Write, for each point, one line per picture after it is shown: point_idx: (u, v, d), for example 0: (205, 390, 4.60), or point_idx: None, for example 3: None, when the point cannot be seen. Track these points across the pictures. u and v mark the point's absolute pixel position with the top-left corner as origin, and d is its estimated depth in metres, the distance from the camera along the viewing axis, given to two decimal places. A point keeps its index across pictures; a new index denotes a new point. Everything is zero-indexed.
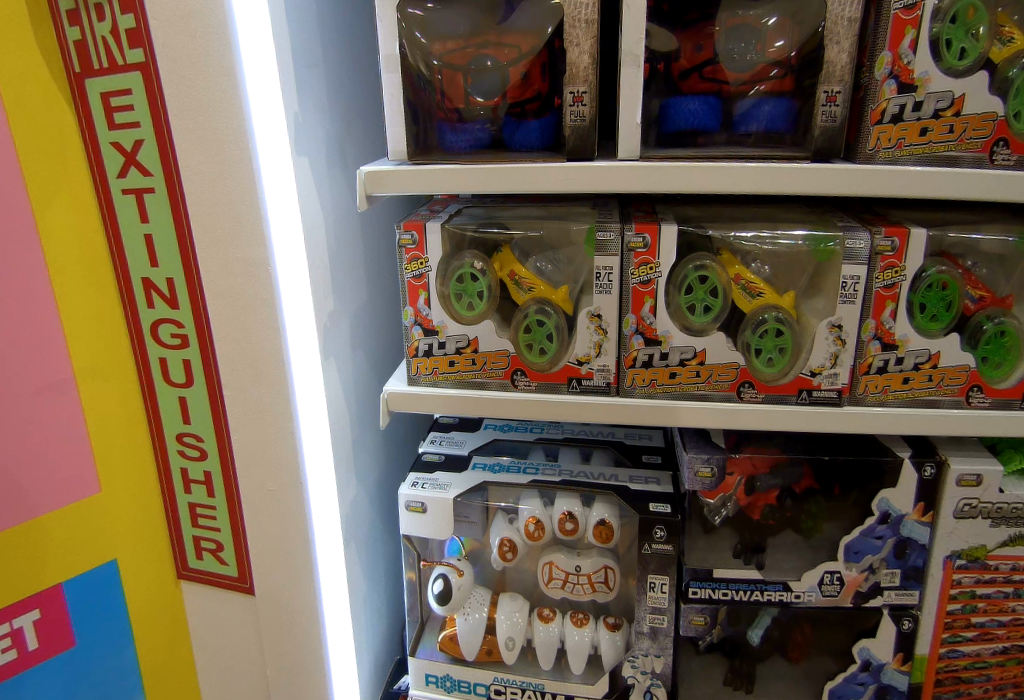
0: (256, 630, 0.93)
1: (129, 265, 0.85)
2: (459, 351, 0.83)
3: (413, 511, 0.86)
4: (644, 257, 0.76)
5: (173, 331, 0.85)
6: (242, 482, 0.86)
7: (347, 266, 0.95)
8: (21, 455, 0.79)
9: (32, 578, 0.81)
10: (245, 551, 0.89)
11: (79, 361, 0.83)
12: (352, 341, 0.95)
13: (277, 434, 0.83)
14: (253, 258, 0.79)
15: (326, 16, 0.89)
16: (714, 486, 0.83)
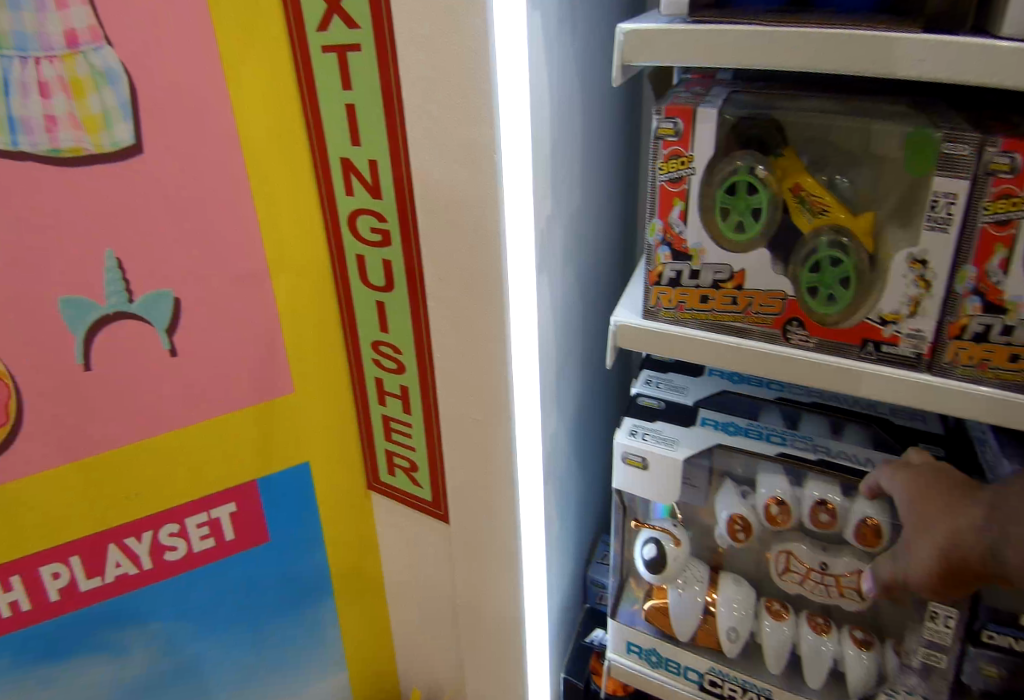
0: (448, 557, 0.90)
1: (327, 142, 0.73)
2: (716, 285, 0.62)
3: (632, 464, 0.72)
4: (1008, 185, 0.48)
5: (373, 225, 0.73)
6: (442, 405, 0.77)
7: (569, 162, 0.76)
8: (208, 346, 0.76)
9: (226, 471, 0.81)
10: (440, 476, 0.83)
11: (274, 252, 0.76)
12: (564, 254, 0.78)
13: (486, 360, 0.71)
14: (470, 141, 0.62)
15: None
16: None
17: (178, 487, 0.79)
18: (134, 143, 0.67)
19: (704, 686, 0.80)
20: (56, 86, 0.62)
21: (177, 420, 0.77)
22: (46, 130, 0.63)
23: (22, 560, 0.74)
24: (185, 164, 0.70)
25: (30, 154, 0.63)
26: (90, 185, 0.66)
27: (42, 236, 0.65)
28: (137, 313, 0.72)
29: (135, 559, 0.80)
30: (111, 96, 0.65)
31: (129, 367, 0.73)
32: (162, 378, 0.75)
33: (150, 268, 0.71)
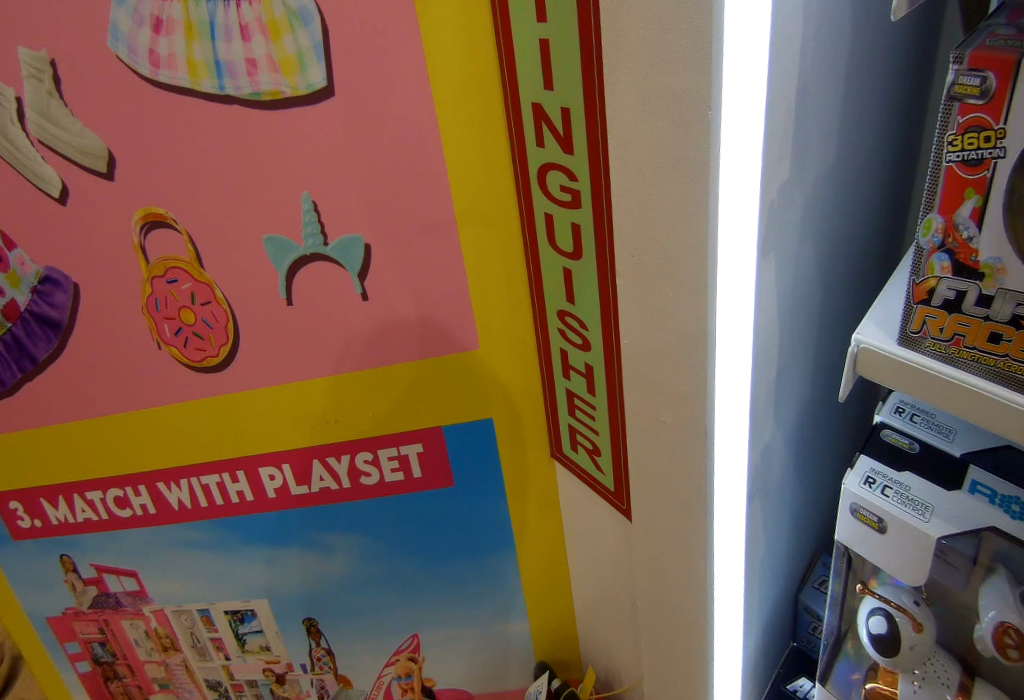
0: (628, 552, 0.84)
1: (519, 84, 0.64)
2: (1015, 322, 0.44)
3: (864, 520, 0.58)
4: None
5: (563, 183, 0.65)
6: (628, 393, 0.70)
7: (820, 118, 0.60)
8: (396, 293, 0.77)
9: (416, 414, 0.85)
10: (623, 465, 0.77)
11: (462, 204, 0.72)
12: (801, 232, 0.64)
13: (680, 359, 0.61)
14: (677, 106, 0.49)
15: None
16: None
17: (372, 421, 0.87)
18: (326, 85, 0.67)
19: None
20: (255, 28, 0.65)
21: (367, 358, 0.81)
22: (247, 74, 0.67)
23: (246, 459, 0.90)
24: (374, 109, 0.68)
25: (236, 96, 0.68)
26: (288, 128, 0.69)
27: (258, 180, 0.72)
28: (332, 256, 0.76)
29: (335, 476, 0.90)
30: (305, 37, 0.65)
31: (328, 304, 0.78)
32: (356, 318, 0.79)
33: (344, 214, 0.73)
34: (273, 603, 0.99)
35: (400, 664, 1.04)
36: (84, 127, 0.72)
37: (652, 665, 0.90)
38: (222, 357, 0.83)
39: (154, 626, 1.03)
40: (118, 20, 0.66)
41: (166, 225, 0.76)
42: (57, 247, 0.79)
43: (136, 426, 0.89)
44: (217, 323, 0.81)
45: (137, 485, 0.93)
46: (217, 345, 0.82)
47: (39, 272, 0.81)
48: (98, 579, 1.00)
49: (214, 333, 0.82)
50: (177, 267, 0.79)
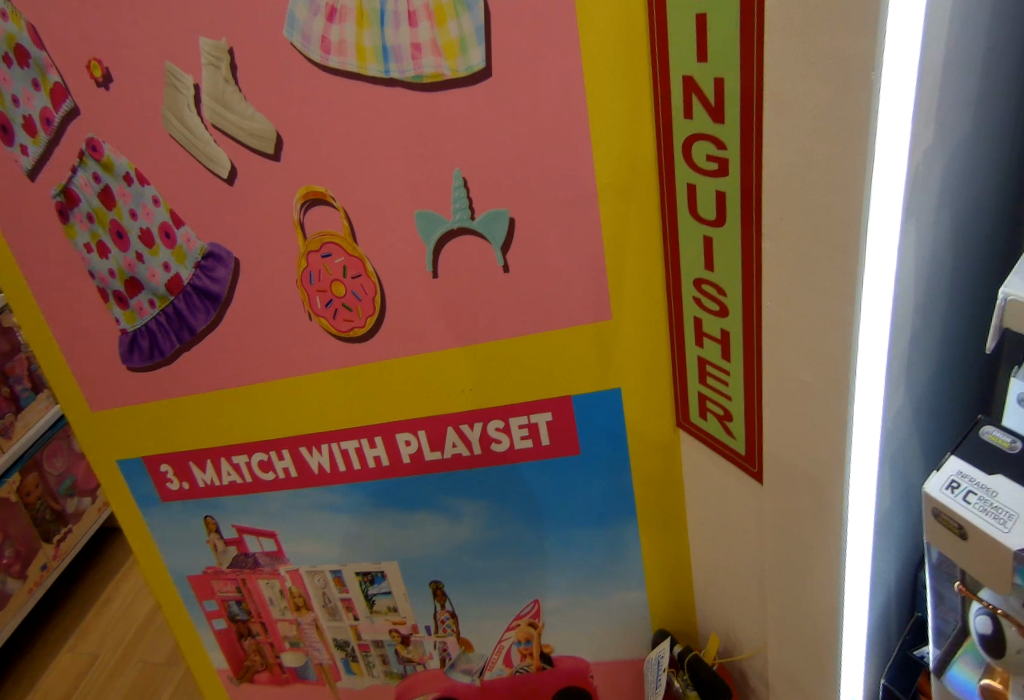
0: (756, 515, 0.87)
1: (673, 59, 0.69)
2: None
3: (948, 527, 0.58)
4: None
5: (710, 152, 0.70)
6: (766, 354, 0.74)
7: (962, 82, 0.62)
8: (536, 263, 0.83)
9: (548, 383, 0.91)
10: (757, 428, 0.80)
11: (603, 177, 0.78)
12: (940, 194, 0.66)
13: (829, 317, 0.64)
14: (844, 58, 0.53)
15: None
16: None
17: (505, 389, 0.92)
18: (484, 67, 0.73)
19: None
20: (422, 15, 0.72)
21: (508, 325, 0.88)
22: (412, 58, 0.74)
23: (387, 424, 0.97)
24: (528, 88, 0.74)
25: (399, 79, 0.75)
26: (447, 108, 0.76)
27: (415, 158, 0.79)
28: (479, 229, 0.82)
29: (468, 442, 0.97)
30: (468, 21, 0.72)
31: (471, 276, 0.85)
32: (497, 287, 0.85)
33: (492, 191, 0.80)
34: (402, 567, 1.06)
35: (520, 628, 1.09)
36: (256, 111, 0.80)
37: (779, 629, 0.92)
38: (368, 327, 0.90)
39: (289, 585, 1.11)
40: (295, 11, 0.74)
41: (326, 203, 0.83)
42: (226, 226, 0.87)
43: (284, 395, 0.97)
44: (366, 296, 0.88)
45: (281, 449, 1.01)
46: (365, 317, 0.89)
47: (203, 249, 0.89)
48: (239, 540, 1.09)
49: (363, 305, 0.89)
50: (332, 243, 0.86)
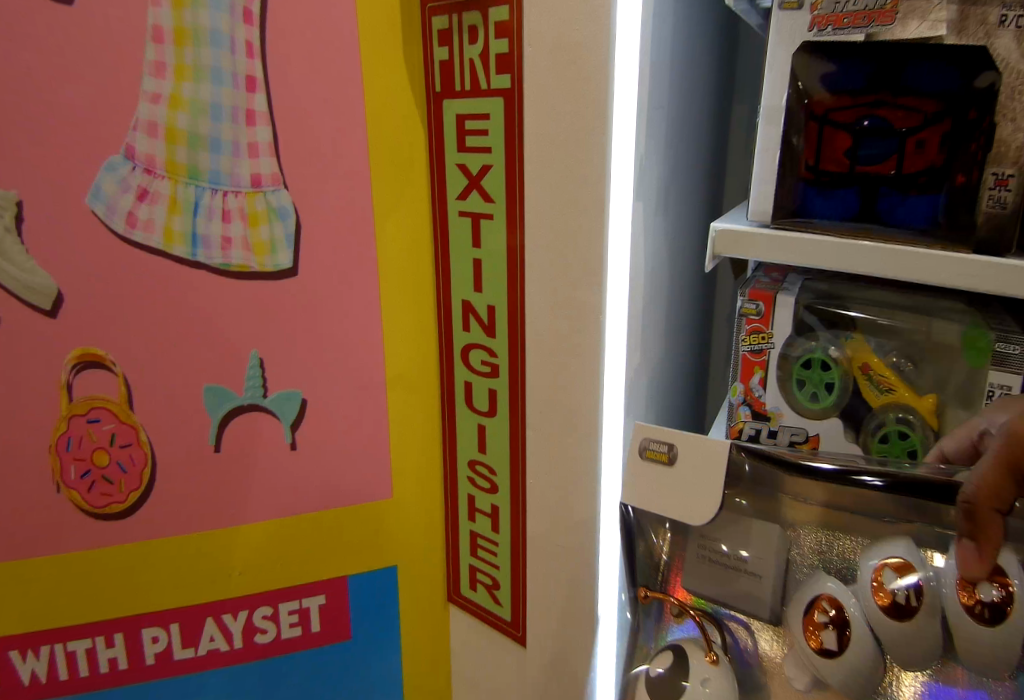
0: (518, 673, 0.98)
1: (454, 287, 0.88)
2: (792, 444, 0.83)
3: (654, 457, 0.73)
4: (757, 324, 0.82)
5: (484, 358, 0.88)
6: (530, 526, 0.89)
7: (654, 321, 0.89)
8: (323, 443, 0.88)
9: (324, 566, 0.92)
10: (521, 597, 0.93)
11: (392, 369, 0.89)
12: (647, 398, 0.91)
13: (578, 492, 0.82)
14: (584, 301, 0.76)
15: (677, 60, 0.85)
16: (981, 568, 0.59)
17: (278, 572, 0.91)
18: (291, 267, 0.83)
19: None
20: (236, 214, 0.81)
21: (288, 502, 0.89)
22: (221, 248, 0.81)
23: (131, 619, 0.87)
24: (331, 289, 0.85)
25: (206, 263, 0.81)
26: (252, 297, 0.83)
27: (213, 336, 0.82)
28: (270, 407, 0.86)
29: (228, 636, 0.91)
30: (279, 228, 0.82)
31: (256, 450, 0.87)
32: (281, 464, 0.88)
33: (289, 373, 0.86)
34: None
35: None
36: (38, 267, 0.76)
37: None
38: (129, 503, 0.84)
39: None
40: (103, 184, 0.76)
41: (103, 367, 0.80)
42: None
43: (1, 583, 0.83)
44: (133, 468, 0.83)
45: None
46: (126, 492, 0.84)
47: None
48: None
49: (127, 478, 0.83)
50: (103, 408, 0.81)
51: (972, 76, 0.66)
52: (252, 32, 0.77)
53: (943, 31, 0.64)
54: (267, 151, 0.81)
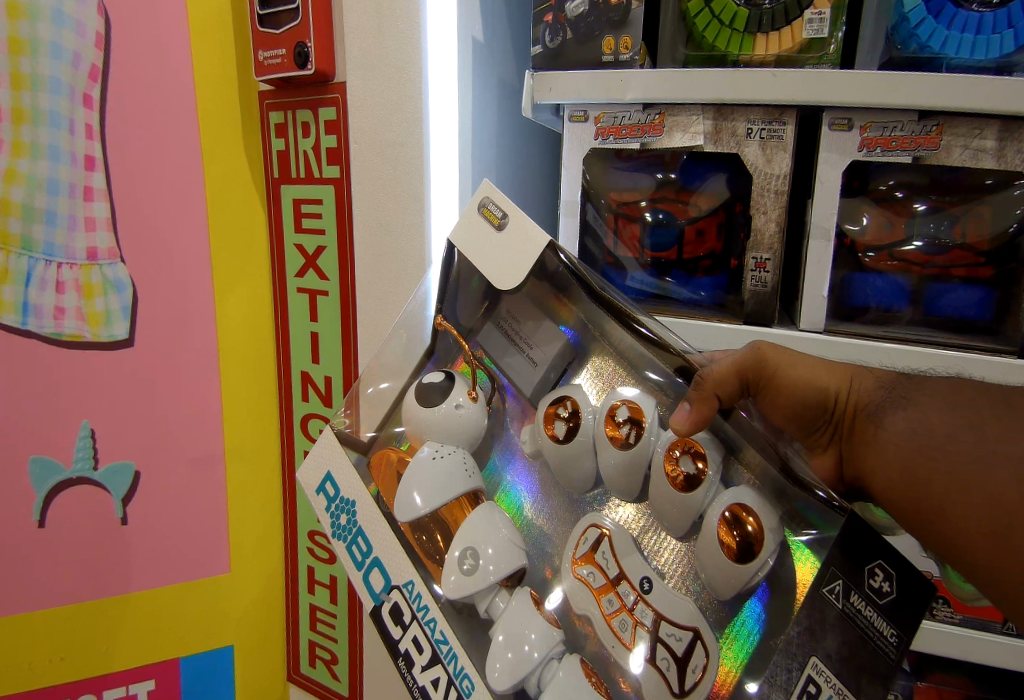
0: None
1: (292, 357, 0.93)
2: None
3: (490, 220, 0.63)
4: None
5: (320, 427, 0.92)
6: None
7: None
8: (157, 516, 0.86)
9: (155, 648, 0.88)
10: (359, 670, 0.93)
11: (231, 440, 0.90)
12: None
13: None
14: None
15: (504, 159, 0.99)
16: (690, 426, 0.54)
17: (103, 657, 0.86)
18: (126, 337, 0.83)
19: (387, 595, 0.60)
20: (71, 286, 0.81)
21: (115, 582, 0.85)
22: (54, 317, 0.80)
23: None
24: (170, 360, 0.86)
25: (37, 332, 0.80)
26: (82, 369, 0.82)
27: (37, 406, 0.80)
28: (99, 480, 0.83)
29: None
30: (115, 300, 0.83)
31: (80, 526, 0.83)
32: (109, 543, 0.84)
33: (120, 443, 0.84)
34: None
35: None
36: None
37: None
38: None
39: None
40: None
41: None
42: None
43: None
44: None
45: None
46: None
47: None
48: None
49: None
50: None
51: (741, 177, 0.78)
52: (92, 115, 0.79)
53: (701, 141, 0.75)
54: (105, 226, 0.82)
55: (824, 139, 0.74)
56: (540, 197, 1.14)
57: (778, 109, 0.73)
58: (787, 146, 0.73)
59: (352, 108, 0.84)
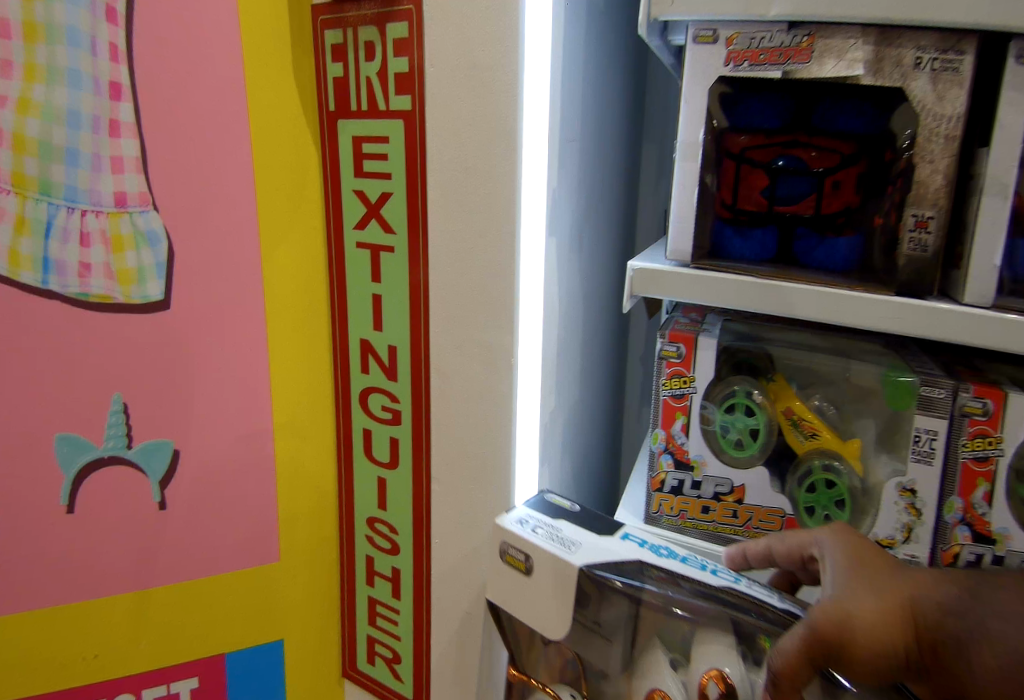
0: None
1: (351, 322, 0.80)
2: (716, 497, 0.70)
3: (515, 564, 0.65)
4: (677, 368, 0.68)
5: (386, 404, 0.79)
6: (437, 592, 0.79)
7: (569, 361, 0.85)
8: (197, 500, 0.76)
9: (198, 642, 0.79)
10: (424, 668, 0.82)
11: (280, 415, 0.79)
12: (563, 443, 0.86)
13: (471, 552, 0.76)
14: (493, 341, 0.70)
15: (588, 85, 0.80)
16: (795, 672, 0.50)
17: (140, 654, 0.77)
18: (162, 299, 0.72)
19: None
20: (97, 238, 0.70)
21: (151, 572, 0.76)
22: (78, 275, 0.69)
23: None
24: (210, 324, 0.74)
25: (59, 293, 0.69)
26: (112, 334, 0.71)
27: (56, 378, 0.69)
28: (132, 459, 0.73)
29: None
30: (149, 256, 0.72)
31: (112, 513, 0.73)
32: (144, 530, 0.75)
33: (156, 418, 0.74)
34: None
35: None
36: None
37: None
38: None
39: None
40: None
41: None
42: None
43: None
44: None
45: None
46: None
47: None
48: None
49: None
50: None
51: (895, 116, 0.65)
52: (117, 34, 0.67)
53: (859, 71, 0.62)
54: (134, 167, 0.70)
55: (1009, 74, 0.60)
56: (620, 152, 0.99)
57: (958, 33, 0.59)
58: (965, 81, 0.60)
59: (426, 22, 0.68)
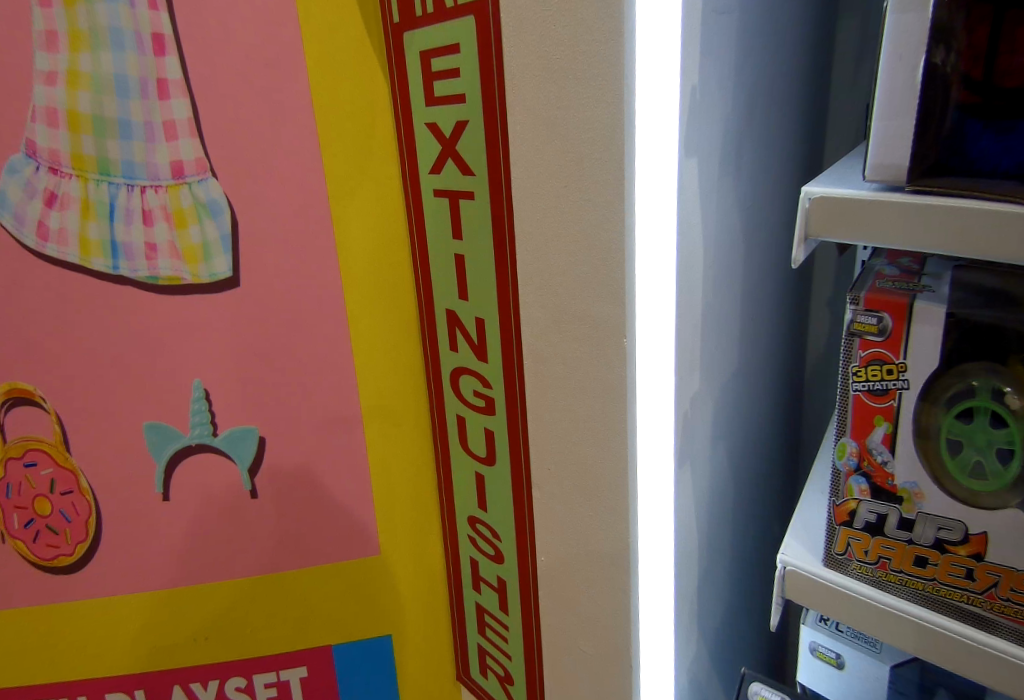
0: None
1: (434, 289, 0.66)
2: (939, 545, 0.45)
3: None
4: (878, 350, 0.44)
5: (477, 388, 0.66)
6: (546, 619, 0.65)
7: (723, 329, 0.63)
8: (290, 492, 0.70)
9: (305, 632, 0.75)
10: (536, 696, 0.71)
11: (368, 399, 0.69)
12: (715, 435, 0.64)
13: (584, 583, 0.59)
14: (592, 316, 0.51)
15: None
16: None
17: (251, 640, 0.75)
18: (230, 275, 0.64)
19: None
20: (160, 214, 0.63)
21: (253, 562, 0.72)
22: (146, 256, 0.63)
23: (89, 685, 0.76)
24: (283, 301, 0.65)
25: (130, 278, 0.64)
26: (186, 317, 0.65)
27: (138, 365, 0.65)
28: (221, 448, 0.68)
29: None
30: (212, 228, 0.63)
31: (209, 502, 0.70)
32: (242, 520, 0.71)
33: (240, 405, 0.68)
34: None
35: None
36: None
37: None
38: (76, 557, 0.71)
39: None
40: (7, 191, 0.62)
41: (32, 404, 0.67)
42: None
43: None
44: (76, 518, 0.70)
45: None
46: (73, 543, 0.71)
47: None
48: None
49: (71, 528, 0.70)
50: (37, 449, 0.68)
51: None
52: None
53: None
54: (189, 130, 0.61)
55: None
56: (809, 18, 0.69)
57: None
58: None
59: None
